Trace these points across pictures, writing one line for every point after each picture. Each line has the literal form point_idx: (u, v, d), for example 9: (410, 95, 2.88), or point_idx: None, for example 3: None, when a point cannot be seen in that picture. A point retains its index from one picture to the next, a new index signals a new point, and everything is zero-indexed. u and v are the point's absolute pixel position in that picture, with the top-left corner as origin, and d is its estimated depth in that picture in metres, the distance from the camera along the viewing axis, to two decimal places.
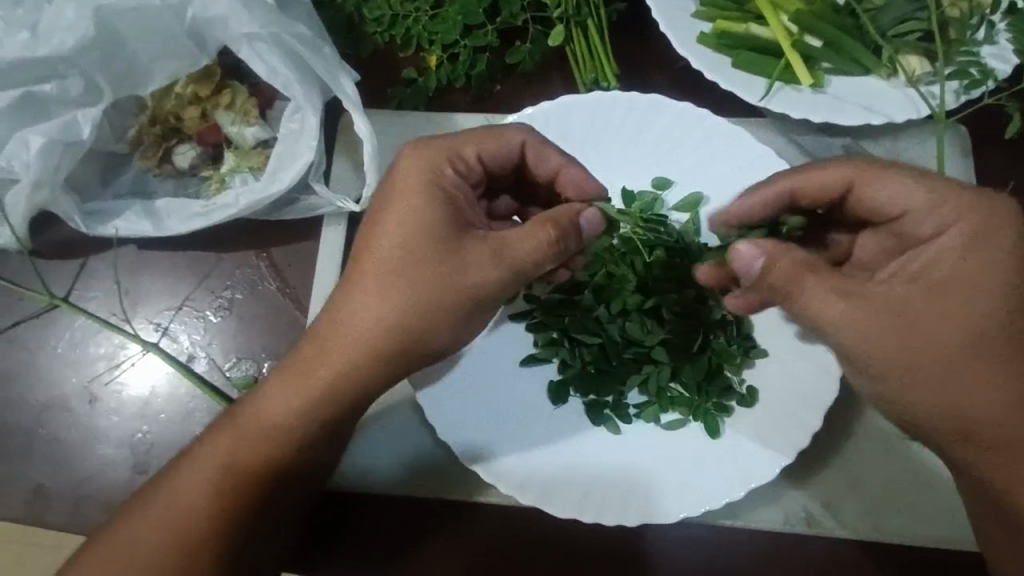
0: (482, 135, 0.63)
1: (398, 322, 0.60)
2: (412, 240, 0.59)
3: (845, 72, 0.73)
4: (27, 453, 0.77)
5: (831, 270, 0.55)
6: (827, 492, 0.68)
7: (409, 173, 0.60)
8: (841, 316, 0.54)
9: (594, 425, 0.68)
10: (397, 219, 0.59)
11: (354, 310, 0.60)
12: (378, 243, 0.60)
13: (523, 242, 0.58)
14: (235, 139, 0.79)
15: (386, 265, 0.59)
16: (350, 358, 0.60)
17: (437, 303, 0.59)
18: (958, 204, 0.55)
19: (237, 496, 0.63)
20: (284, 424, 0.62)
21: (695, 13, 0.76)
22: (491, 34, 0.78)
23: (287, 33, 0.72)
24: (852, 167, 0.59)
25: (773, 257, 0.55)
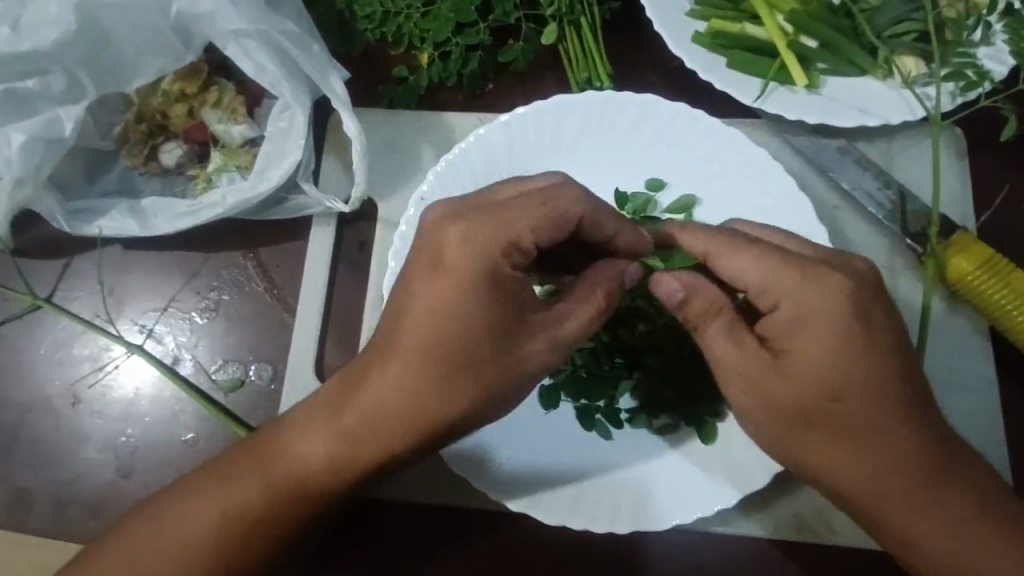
0: (543, 204, 0.57)
1: (443, 405, 0.57)
2: (464, 321, 0.55)
3: (840, 73, 0.72)
4: (9, 455, 0.76)
5: (724, 319, 0.55)
6: (820, 498, 0.67)
7: (463, 245, 0.55)
8: (726, 359, 0.55)
9: (585, 431, 0.67)
10: (447, 304, 0.55)
11: (395, 385, 0.57)
12: (427, 326, 0.56)
13: (575, 325, 0.58)
14: (222, 137, 0.78)
15: (434, 349, 0.56)
16: (395, 443, 0.58)
17: (486, 388, 0.57)
18: (790, 277, 0.54)
19: (250, 544, 0.61)
20: (313, 486, 0.60)
21: (689, 12, 0.75)
22: (483, 32, 0.77)
23: (276, 30, 0.71)
24: (708, 239, 0.57)
25: (692, 290, 0.55)
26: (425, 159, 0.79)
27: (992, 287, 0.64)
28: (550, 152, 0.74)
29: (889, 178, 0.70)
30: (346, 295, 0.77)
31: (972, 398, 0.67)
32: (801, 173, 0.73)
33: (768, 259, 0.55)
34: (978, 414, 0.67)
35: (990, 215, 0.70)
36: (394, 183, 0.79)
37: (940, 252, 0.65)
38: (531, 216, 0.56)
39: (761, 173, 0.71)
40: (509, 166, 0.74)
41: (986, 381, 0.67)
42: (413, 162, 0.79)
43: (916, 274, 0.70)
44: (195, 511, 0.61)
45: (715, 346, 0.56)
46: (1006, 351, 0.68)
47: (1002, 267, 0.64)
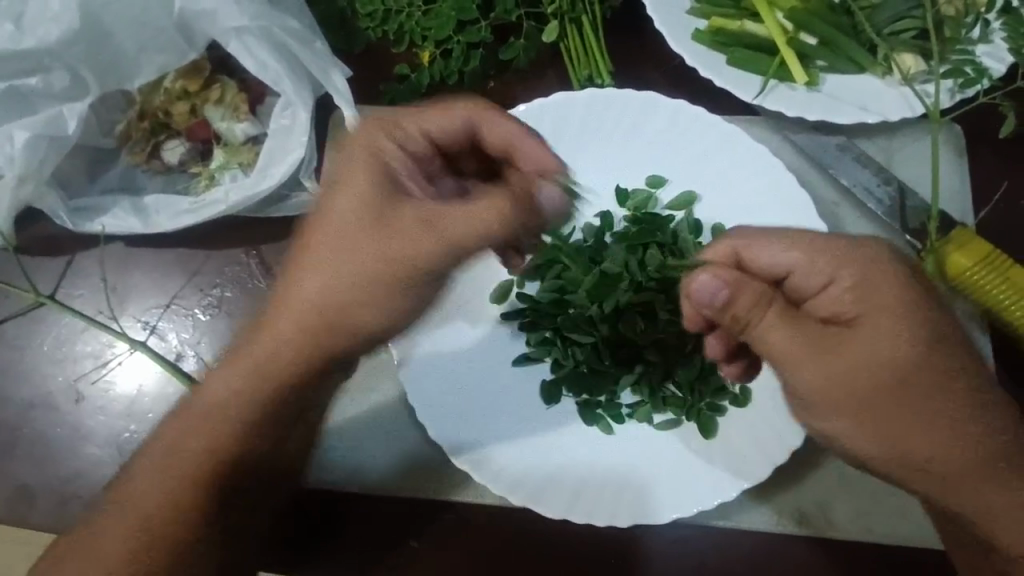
0: (419, 115, 0.61)
1: (351, 294, 0.58)
2: (359, 210, 0.57)
3: (840, 70, 0.72)
4: (12, 452, 0.76)
5: (777, 307, 0.54)
6: (818, 492, 0.68)
7: (359, 145, 0.59)
8: (787, 347, 0.54)
9: (586, 425, 0.67)
10: (345, 193, 0.58)
11: (302, 281, 0.59)
12: (325, 218, 0.58)
13: (457, 218, 0.56)
14: (224, 135, 0.78)
15: (340, 239, 0.58)
16: (300, 332, 0.59)
17: (378, 277, 0.58)
18: (833, 257, 0.55)
19: (194, 475, 0.61)
20: (234, 395, 0.60)
21: (690, 9, 0.75)
22: (484, 30, 0.77)
23: (278, 27, 0.72)
24: (734, 239, 0.58)
25: (736, 287, 0.54)
26: None
27: (991, 282, 0.64)
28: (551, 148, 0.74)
29: (889, 175, 0.70)
30: None
31: None
32: (800, 170, 0.74)
33: (810, 244, 0.56)
34: None
35: (989, 210, 0.71)
36: None
37: (939, 247, 0.65)
38: (415, 117, 0.61)
39: (761, 170, 0.71)
40: None
41: None
42: None
43: None
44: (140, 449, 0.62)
45: (770, 342, 0.54)
46: (1005, 345, 0.68)
47: (1001, 263, 0.64)
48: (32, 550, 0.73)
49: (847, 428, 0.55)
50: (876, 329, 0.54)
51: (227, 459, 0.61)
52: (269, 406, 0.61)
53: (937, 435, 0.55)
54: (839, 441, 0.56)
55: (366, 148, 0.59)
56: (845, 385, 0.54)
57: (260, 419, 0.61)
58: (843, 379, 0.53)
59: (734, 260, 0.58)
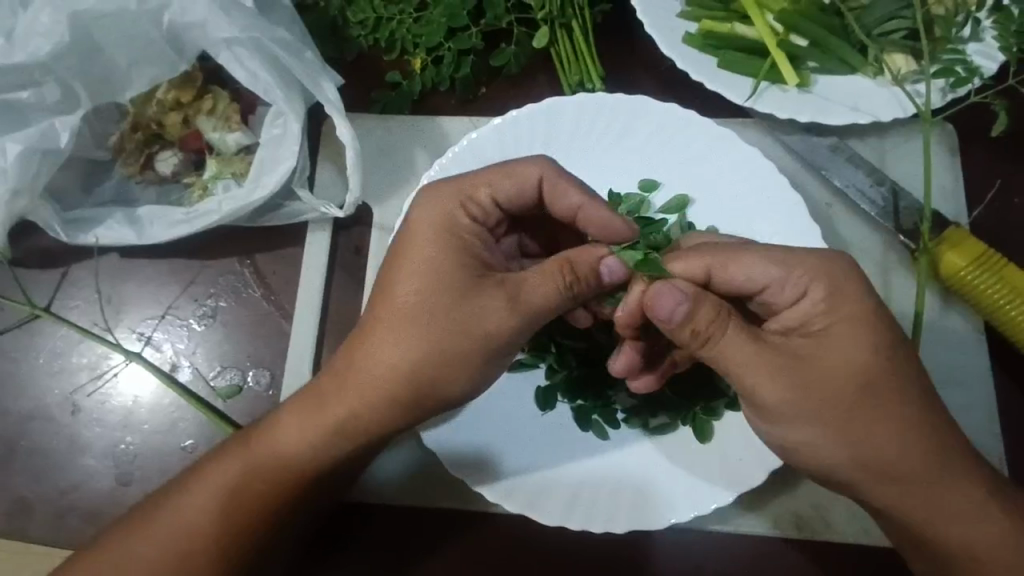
0: (497, 184, 0.60)
1: (421, 364, 0.58)
2: (437, 284, 0.57)
3: (831, 71, 0.72)
4: (9, 465, 0.76)
5: (735, 322, 0.53)
6: (815, 497, 0.67)
7: (438, 215, 0.59)
8: (748, 360, 0.53)
9: (581, 430, 0.67)
10: (417, 264, 0.58)
11: (374, 349, 0.58)
12: (398, 286, 0.58)
13: (538, 285, 0.56)
14: (217, 146, 0.78)
15: (415, 312, 0.57)
16: (373, 402, 0.59)
17: (453, 350, 0.58)
18: (806, 270, 0.54)
19: (249, 519, 0.63)
20: (305, 455, 0.61)
21: (680, 13, 0.75)
22: (475, 36, 0.77)
23: (267, 37, 0.71)
24: (709, 255, 0.56)
25: (694, 304, 0.53)
26: (419, 163, 0.79)
27: (986, 284, 0.64)
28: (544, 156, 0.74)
29: (882, 175, 0.70)
30: (342, 299, 0.77)
31: (969, 393, 0.67)
32: (794, 172, 0.74)
33: (783, 257, 0.55)
34: (974, 409, 0.67)
35: (983, 209, 0.71)
36: (388, 187, 0.79)
37: (933, 248, 0.65)
38: (492, 181, 0.60)
39: (754, 173, 0.71)
40: None
41: (981, 376, 0.67)
42: (408, 166, 0.80)
43: (908, 270, 0.71)
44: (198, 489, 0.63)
45: (726, 357, 0.53)
46: (999, 345, 0.68)
47: (995, 263, 0.64)
48: (28, 564, 0.73)
49: (820, 441, 0.54)
50: (842, 341, 0.53)
51: (285, 503, 0.63)
52: (337, 464, 0.63)
53: (910, 436, 0.54)
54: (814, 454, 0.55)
55: (429, 220, 0.59)
56: (817, 402, 0.53)
57: (326, 472, 0.63)
58: (812, 392, 0.53)
59: (705, 275, 0.57)
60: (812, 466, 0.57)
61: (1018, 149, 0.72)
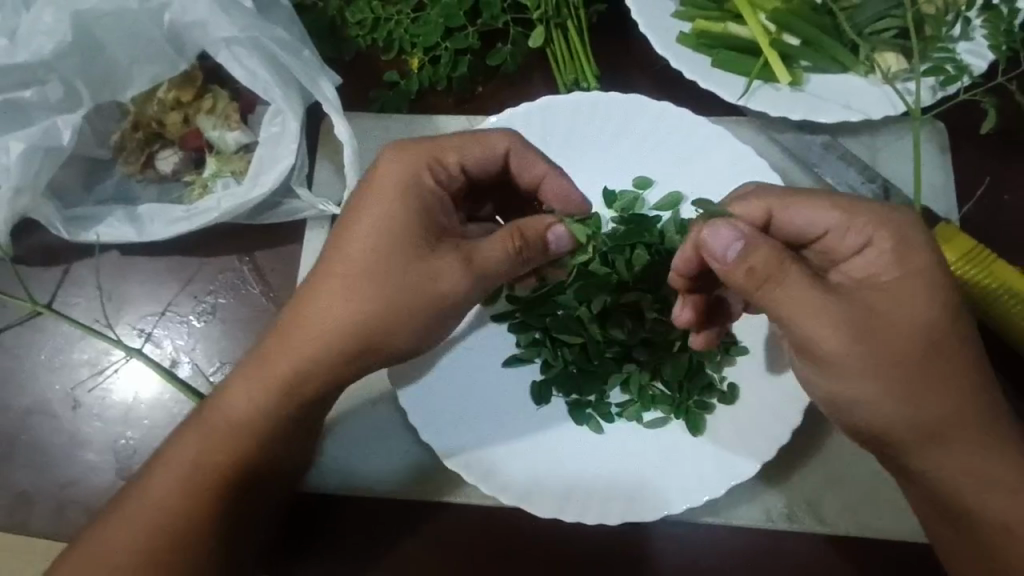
0: (436, 148, 0.62)
1: (365, 319, 0.60)
2: (383, 241, 0.59)
3: (822, 70, 0.73)
4: (10, 460, 0.77)
5: (795, 268, 0.54)
6: (808, 490, 0.68)
7: (378, 178, 0.61)
8: (804, 305, 0.54)
9: (575, 424, 0.68)
10: (372, 223, 0.59)
11: (315, 307, 0.60)
12: (352, 245, 0.60)
13: (491, 248, 0.60)
14: (217, 144, 0.79)
15: (369, 271, 0.59)
16: (325, 360, 0.61)
17: (401, 308, 0.60)
18: (870, 220, 0.56)
19: (212, 483, 0.63)
20: (255, 416, 0.63)
21: (674, 13, 0.76)
22: (471, 36, 0.79)
23: (266, 37, 0.73)
24: (771, 198, 0.60)
25: (750, 245, 0.54)
26: None
27: (977, 279, 0.64)
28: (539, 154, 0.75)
29: (873, 173, 0.71)
30: None
31: None
32: (789, 171, 0.74)
33: (846, 206, 0.57)
34: None
35: (973, 206, 0.71)
36: None
37: None
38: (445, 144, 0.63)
39: (747, 171, 0.72)
40: None
41: None
42: None
43: None
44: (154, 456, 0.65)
45: (780, 302, 0.54)
46: (990, 339, 0.69)
47: (984, 258, 0.65)
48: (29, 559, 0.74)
49: (869, 396, 0.56)
50: (858, 316, 0.54)
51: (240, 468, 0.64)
52: (288, 425, 0.64)
53: (918, 418, 0.56)
54: (863, 412, 0.57)
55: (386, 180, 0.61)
56: (868, 355, 0.54)
57: (278, 435, 0.64)
58: (866, 346, 0.54)
59: (765, 217, 0.60)
60: (853, 419, 0.59)
61: (1008, 146, 0.72)
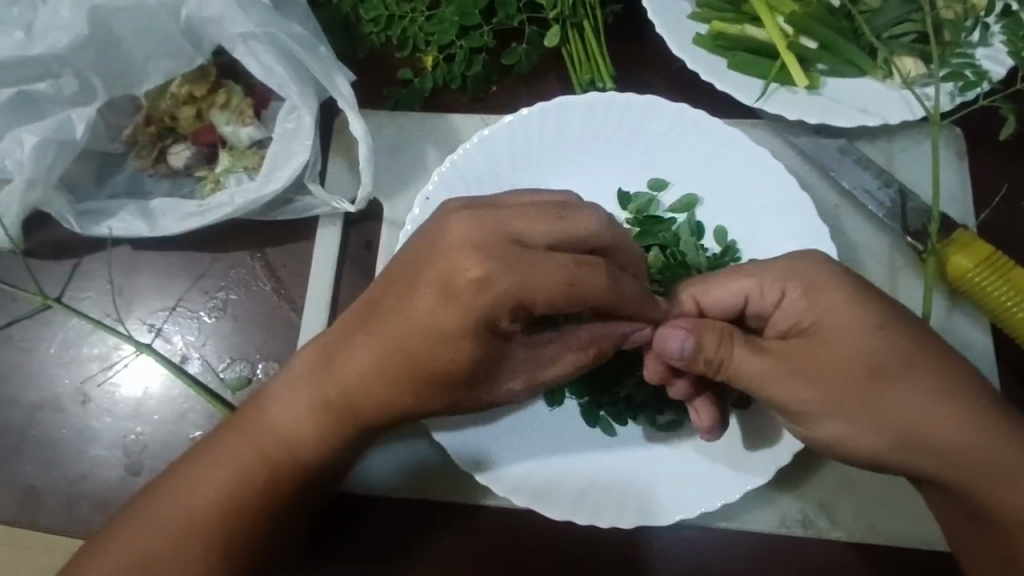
0: (522, 252, 0.53)
1: (417, 392, 0.59)
2: (446, 335, 0.55)
3: (840, 74, 0.73)
4: (18, 454, 0.76)
5: (740, 343, 0.56)
6: (822, 495, 0.68)
7: (455, 267, 0.53)
8: (763, 375, 0.55)
9: (588, 426, 0.67)
10: (439, 316, 0.55)
11: (363, 363, 0.59)
12: (418, 326, 0.56)
13: (560, 356, 0.60)
14: (230, 139, 0.79)
15: (430, 357, 0.56)
16: (380, 417, 0.61)
17: (456, 390, 0.59)
18: (777, 273, 0.57)
19: (250, 518, 0.63)
20: (300, 459, 0.63)
21: (691, 14, 0.76)
22: (487, 35, 0.78)
23: (282, 33, 0.72)
24: (689, 286, 0.61)
25: (696, 334, 0.55)
26: (431, 160, 0.80)
27: (993, 285, 0.64)
28: (554, 156, 0.75)
29: (889, 177, 0.71)
30: (351, 294, 0.78)
31: None
32: (803, 174, 0.74)
33: (755, 269, 0.58)
34: None
35: (989, 212, 0.71)
36: (399, 184, 0.80)
37: (941, 249, 0.66)
38: (532, 234, 0.54)
39: (765, 174, 0.71)
40: (513, 165, 0.74)
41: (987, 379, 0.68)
42: (419, 163, 0.81)
43: (914, 273, 0.71)
44: (187, 482, 0.63)
45: (743, 374, 0.56)
46: (1005, 346, 0.69)
47: (1002, 266, 0.64)
48: (38, 551, 0.74)
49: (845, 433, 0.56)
50: (846, 328, 0.55)
51: (279, 507, 0.64)
52: (326, 468, 0.64)
53: (932, 428, 0.55)
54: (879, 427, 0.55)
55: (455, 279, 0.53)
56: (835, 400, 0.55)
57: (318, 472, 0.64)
58: (827, 393, 0.55)
59: (695, 305, 0.60)
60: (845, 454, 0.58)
61: None
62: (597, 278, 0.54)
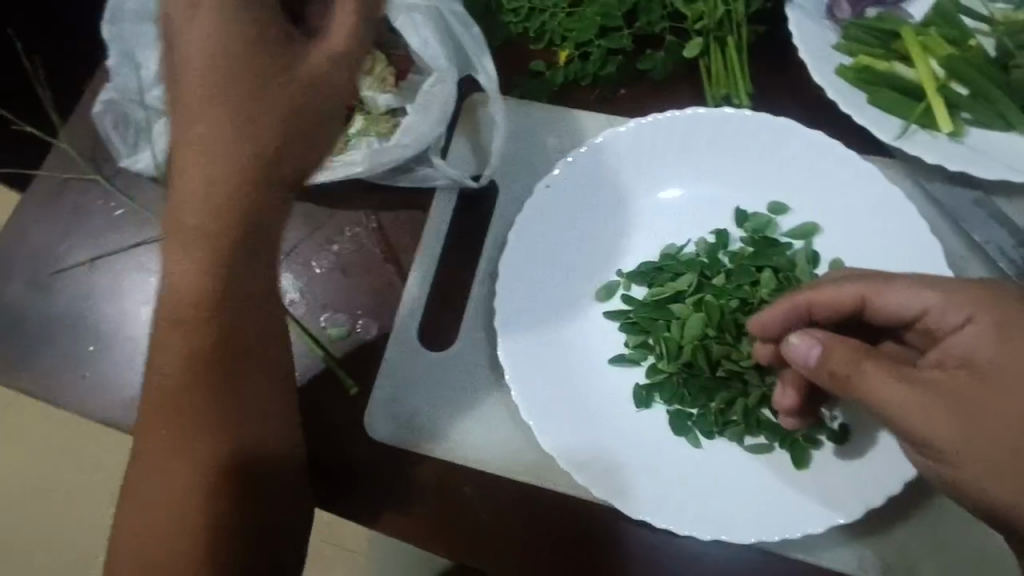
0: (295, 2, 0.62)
1: (230, 138, 0.54)
2: (213, 75, 0.54)
3: (985, 125, 0.72)
4: (132, 364, 0.83)
5: (876, 361, 0.53)
6: (907, 547, 0.66)
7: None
8: (901, 403, 0.52)
9: (674, 434, 0.68)
10: (197, 48, 0.54)
11: (188, 157, 0.54)
12: (189, 75, 0.54)
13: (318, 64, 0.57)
14: (367, 103, 0.82)
15: (220, 108, 0.54)
16: (203, 209, 0.54)
17: (269, 140, 0.55)
18: (968, 297, 0.56)
19: (197, 420, 0.58)
20: (224, 323, 0.56)
21: (835, 45, 0.75)
22: (626, 38, 0.79)
23: (446, 9, 0.76)
24: (862, 282, 0.60)
25: (827, 348, 0.55)
26: (550, 152, 0.83)
27: None
28: (676, 164, 0.75)
29: None
30: (455, 266, 0.82)
31: None
32: (935, 224, 0.72)
33: (943, 285, 0.58)
34: None
35: None
36: (519, 169, 0.83)
37: None
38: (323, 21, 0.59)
39: (892, 214, 0.70)
40: (635, 167, 0.75)
41: None
42: (540, 152, 0.83)
43: None
44: (198, 406, 0.58)
45: (875, 396, 0.53)
46: None
47: None
48: None
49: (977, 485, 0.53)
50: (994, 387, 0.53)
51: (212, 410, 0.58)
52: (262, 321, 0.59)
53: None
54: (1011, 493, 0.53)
55: (335, 44, 0.58)
56: (978, 446, 0.52)
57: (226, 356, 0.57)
58: (969, 438, 0.52)
59: (859, 301, 0.60)
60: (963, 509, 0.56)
61: None
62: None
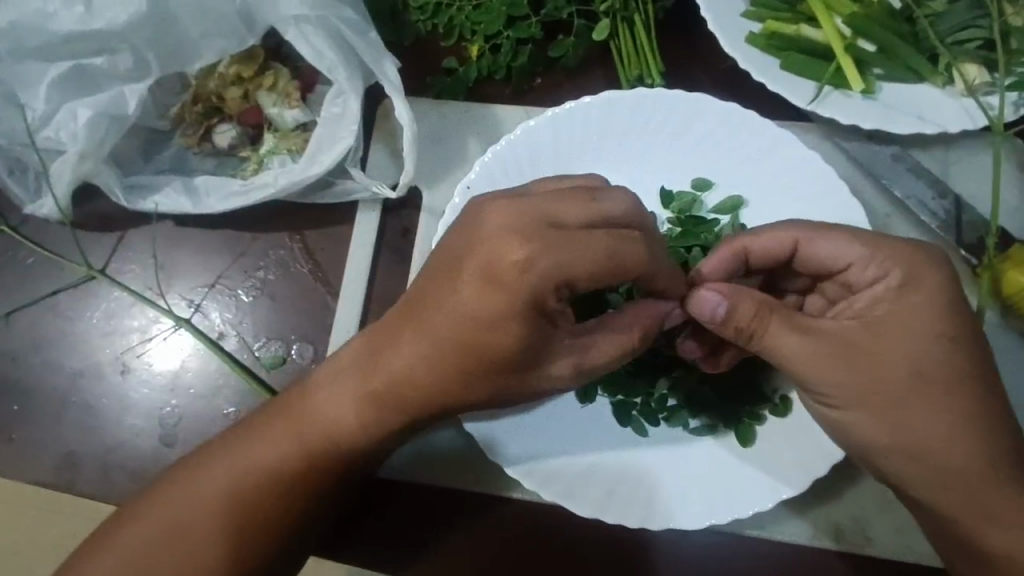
0: (561, 235, 0.52)
1: (450, 376, 0.59)
2: (485, 321, 0.55)
3: (898, 79, 0.71)
4: (60, 418, 0.79)
5: (777, 317, 0.55)
6: (856, 508, 0.67)
7: (497, 257, 0.53)
8: (798, 353, 0.55)
9: (619, 425, 0.67)
10: (472, 304, 0.55)
11: (408, 354, 0.59)
12: (441, 318, 0.57)
13: (605, 350, 0.60)
14: (275, 121, 0.80)
15: (455, 344, 0.57)
16: (377, 409, 0.62)
17: (449, 370, 0.58)
18: (889, 255, 0.55)
19: (258, 519, 0.62)
20: (338, 445, 0.63)
21: (743, 12, 0.74)
22: (535, 26, 0.77)
23: (334, 15, 0.73)
24: (796, 228, 0.58)
25: (734, 300, 0.55)
26: (472, 153, 0.80)
27: None
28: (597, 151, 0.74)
29: (944, 188, 0.70)
30: (388, 279, 0.78)
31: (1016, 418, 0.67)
32: (852, 179, 0.73)
33: (872, 239, 0.56)
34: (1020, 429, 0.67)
35: None
36: (440, 173, 0.80)
37: (996, 263, 0.65)
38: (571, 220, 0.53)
39: (811, 180, 0.70)
40: (557, 160, 0.74)
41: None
42: (459, 153, 0.80)
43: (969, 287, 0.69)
44: (256, 505, 0.62)
45: (774, 347, 0.56)
46: None
47: None
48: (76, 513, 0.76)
49: (861, 424, 0.57)
50: (904, 331, 0.55)
51: (278, 519, 0.63)
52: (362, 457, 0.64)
53: (951, 446, 0.56)
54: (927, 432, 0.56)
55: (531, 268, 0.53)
56: (862, 385, 0.55)
57: (320, 478, 0.63)
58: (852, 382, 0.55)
59: (791, 248, 0.59)
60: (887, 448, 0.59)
61: None
62: (633, 248, 0.53)
